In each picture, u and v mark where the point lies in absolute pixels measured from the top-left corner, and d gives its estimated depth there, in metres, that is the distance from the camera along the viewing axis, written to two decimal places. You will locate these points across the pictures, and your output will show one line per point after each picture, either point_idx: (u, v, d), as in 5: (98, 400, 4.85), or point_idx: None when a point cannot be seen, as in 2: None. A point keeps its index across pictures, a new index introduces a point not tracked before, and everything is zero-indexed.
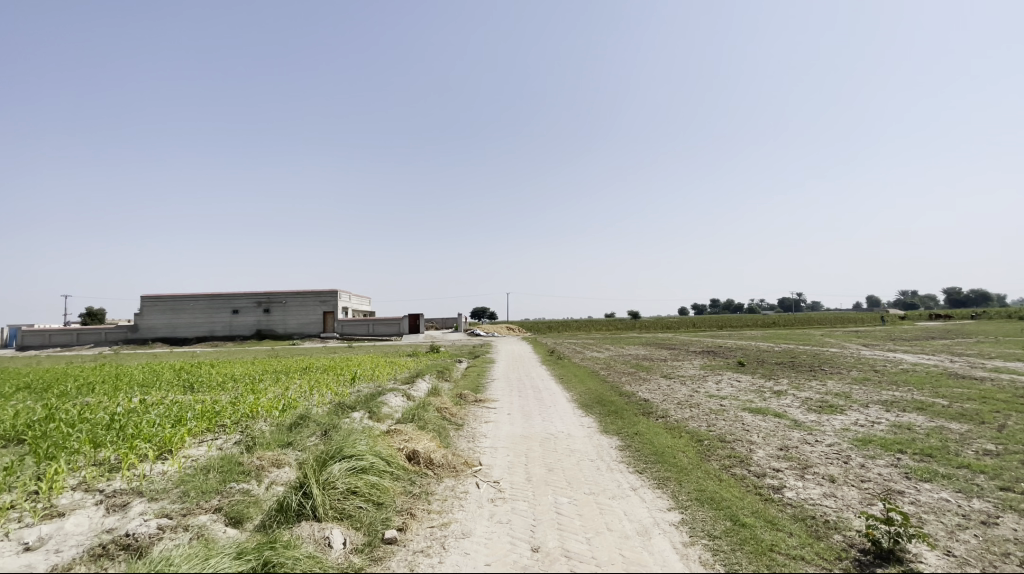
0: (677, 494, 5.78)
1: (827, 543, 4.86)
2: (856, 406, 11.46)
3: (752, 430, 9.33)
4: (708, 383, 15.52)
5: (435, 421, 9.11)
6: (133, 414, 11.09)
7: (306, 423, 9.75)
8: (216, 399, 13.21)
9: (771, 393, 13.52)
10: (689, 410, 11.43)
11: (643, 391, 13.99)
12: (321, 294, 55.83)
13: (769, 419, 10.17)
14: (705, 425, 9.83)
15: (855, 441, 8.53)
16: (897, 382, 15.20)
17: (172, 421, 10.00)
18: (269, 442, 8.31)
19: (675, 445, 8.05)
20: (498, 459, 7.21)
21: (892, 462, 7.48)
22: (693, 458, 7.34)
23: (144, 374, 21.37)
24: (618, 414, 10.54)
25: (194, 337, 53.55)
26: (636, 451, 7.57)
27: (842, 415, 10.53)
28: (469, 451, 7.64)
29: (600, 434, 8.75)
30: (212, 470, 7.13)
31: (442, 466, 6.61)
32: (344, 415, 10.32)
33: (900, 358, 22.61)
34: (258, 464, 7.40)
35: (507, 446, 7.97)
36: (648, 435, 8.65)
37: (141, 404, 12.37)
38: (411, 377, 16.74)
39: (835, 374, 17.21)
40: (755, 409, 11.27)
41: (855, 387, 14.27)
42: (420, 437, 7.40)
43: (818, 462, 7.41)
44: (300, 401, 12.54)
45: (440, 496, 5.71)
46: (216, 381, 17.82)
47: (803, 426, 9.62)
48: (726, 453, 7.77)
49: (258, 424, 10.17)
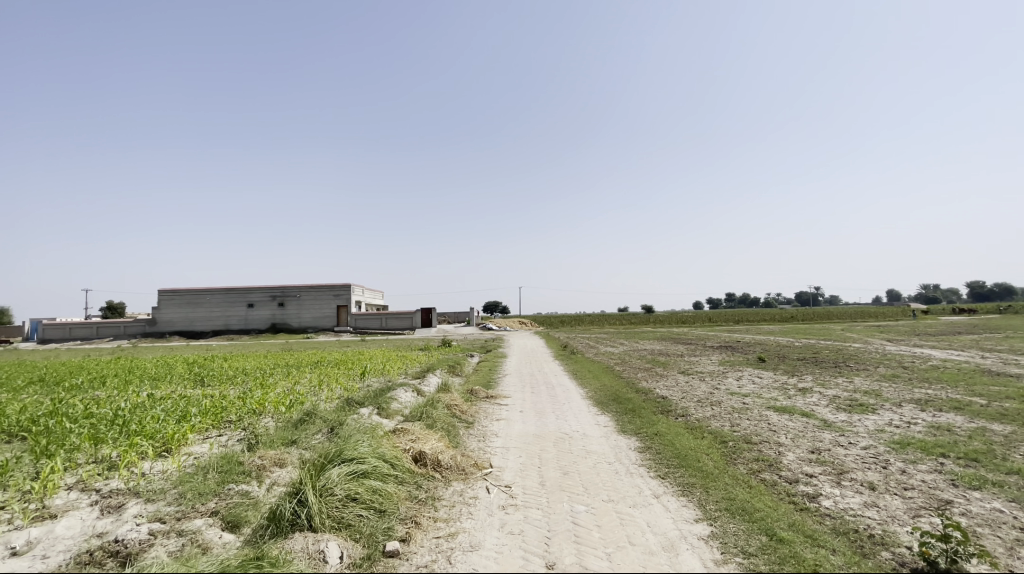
0: (705, 503, 5.32)
1: (875, 561, 4.38)
2: (889, 405, 10.84)
3: (779, 431, 8.81)
4: (729, 380, 14.96)
5: (444, 419, 8.73)
6: (138, 409, 10.92)
7: (312, 420, 9.42)
8: (224, 393, 13.03)
9: (796, 391, 12.93)
10: (710, 408, 10.92)
11: (661, 388, 13.50)
12: (335, 288, 55.86)
13: (797, 419, 9.64)
14: (728, 424, 9.32)
15: (892, 444, 7.96)
16: (929, 380, 14.49)
17: (176, 417, 9.79)
18: (272, 440, 7.99)
19: (698, 447, 7.57)
20: (510, 461, 6.79)
21: (935, 468, 6.93)
22: (718, 461, 6.86)
23: (157, 368, 21.40)
24: (636, 412, 10.06)
25: (211, 330, 54.04)
26: (657, 454, 7.10)
27: (874, 415, 9.96)
28: (479, 451, 7.25)
29: (617, 434, 8.29)
30: (211, 469, 6.84)
31: (450, 468, 6.21)
32: (352, 412, 10.00)
33: (929, 354, 21.72)
34: (260, 463, 7.07)
35: (519, 446, 7.56)
36: (669, 435, 8.17)
37: (149, 399, 12.23)
38: (422, 372, 16.40)
39: (862, 371, 16.49)
40: (780, 408, 10.72)
41: (885, 385, 13.61)
42: (427, 437, 7.00)
43: (855, 467, 6.88)
44: (308, 396, 12.26)
45: (447, 502, 5.31)
46: (227, 375, 17.71)
47: (834, 426, 9.08)
48: (753, 456, 7.27)
49: (264, 420, 9.91)
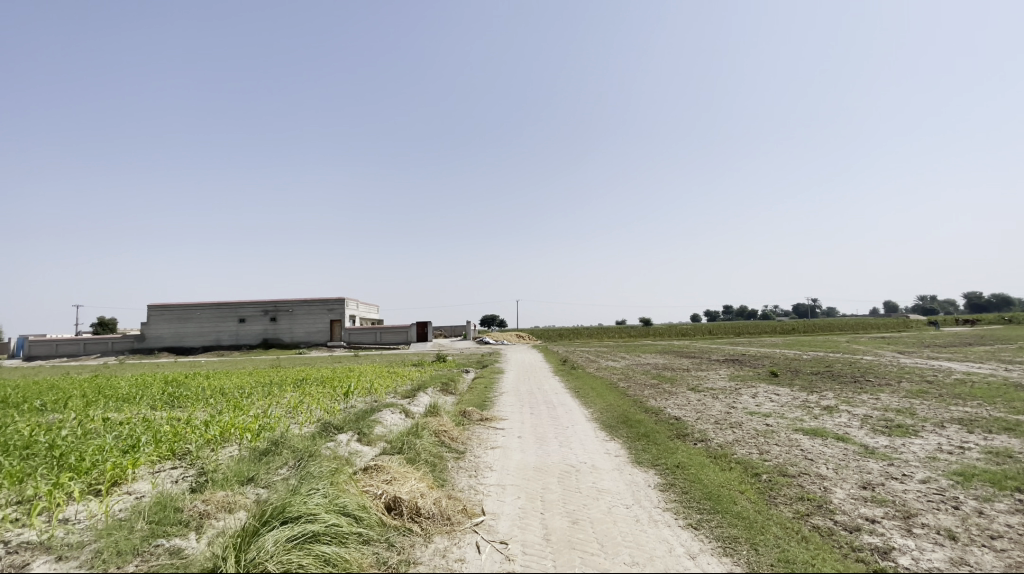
0: (756, 568, 4.15)
1: None
2: (930, 427, 9.68)
3: (817, 459, 7.65)
4: (744, 398, 13.77)
5: (430, 450, 7.51)
6: (86, 437, 9.60)
7: (278, 452, 8.17)
8: (190, 417, 11.75)
9: (821, 410, 11.72)
10: (731, 431, 9.71)
11: (671, 407, 12.32)
12: (328, 302, 54.62)
13: (833, 444, 8.47)
14: (756, 452, 8.14)
15: (954, 476, 6.81)
16: (962, 396, 13.30)
17: (125, 446, 8.53)
18: (226, 477, 6.75)
19: (728, 484, 6.36)
20: (507, 506, 5.56)
21: (1016, 508, 5.79)
22: (756, 503, 5.66)
23: (130, 387, 19.95)
24: (649, 438, 8.84)
25: (200, 346, 52.55)
26: (683, 494, 5.89)
27: (919, 439, 8.83)
28: (469, 491, 6.05)
29: (632, 467, 7.09)
30: (138, 518, 5.60)
31: (431, 518, 5.03)
32: (327, 440, 8.80)
33: (950, 367, 20.43)
34: (202, 510, 5.84)
35: (517, 484, 6.36)
36: (693, 468, 6.96)
37: (102, 425, 10.89)
38: (412, 391, 15.13)
39: (886, 386, 15.33)
40: (810, 431, 9.54)
41: (917, 402, 12.42)
42: (406, 476, 5.78)
43: (923, 510, 5.70)
44: (282, 420, 10.97)
45: (425, 568, 4.10)
46: (202, 395, 16.43)
47: (877, 453, 7.93)
48: (796, 495, 6.10)
49: (226, 450, 8.67)
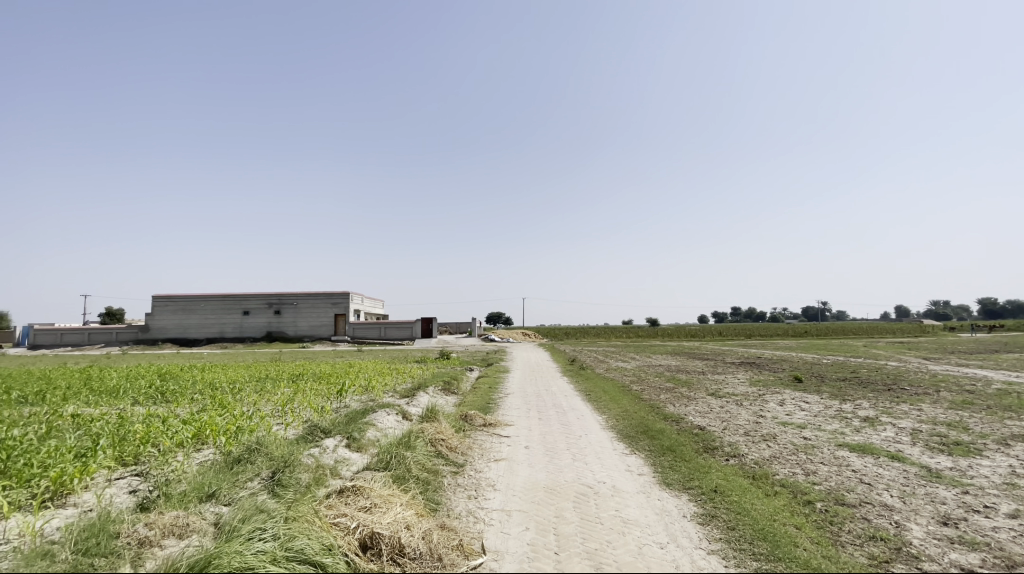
0: None
1: None
2: (994, 445, 8.52)
3: (876, 483, 6.53)
4: (772, 406, 12.61)
5: (423, 465, 6.47)
6: (45, 436, 8.61)
7: (252, 460, 7.14)
8: (168, 415, 10.74)
9: (862, 422, 10.55)
10: (765, 445, 8.59)
11: (693, 415, 11.18)
12: (333, 295, 53.87)
13: (890, 465, 7.33)
14: (801, 472, 7.04)
15: None
16: (1012, 408, 12.09)
17: (81, 449, 7.51)
18: (184, 493, 5.71)
19: (779, 515, 5.27)
20: (513, 543, 4.48)
21: None
22: (821, 546, 4.58)
23: (120, 380, 18.99)
24: (676, 452, 7.73)
25: (203, 338, 51.94)
26: (728, 531, 4.80)
27: (987, 460, 7.68)
28: (468, 520, 4.99)
29: (660, 490, 6.00)
30: (66, 543, 4.59)
31: (418, 560, 3.99)
32: (310, 445, 7.77)
33: (986, 375, 19.07)
34: (145, 536, 4.83)
35: (524, 509, 5.29)
36: (734, 493, 5.86)
37: (69, 422, 9.89)
38: (411, 389, 14.13)
39: (926, 395, 14.12)
40: (857, 447, 8.39)
41: (965, 414, 11.24)
42: (390, 501, 4.74)
43: None
44: (265, 420, 9.91)
45: None
46: (190, 390, 15.45)
47: (945, 477, 6.80)
48: (865, 532, 5.00)
49: (194, 456, 7.62)
